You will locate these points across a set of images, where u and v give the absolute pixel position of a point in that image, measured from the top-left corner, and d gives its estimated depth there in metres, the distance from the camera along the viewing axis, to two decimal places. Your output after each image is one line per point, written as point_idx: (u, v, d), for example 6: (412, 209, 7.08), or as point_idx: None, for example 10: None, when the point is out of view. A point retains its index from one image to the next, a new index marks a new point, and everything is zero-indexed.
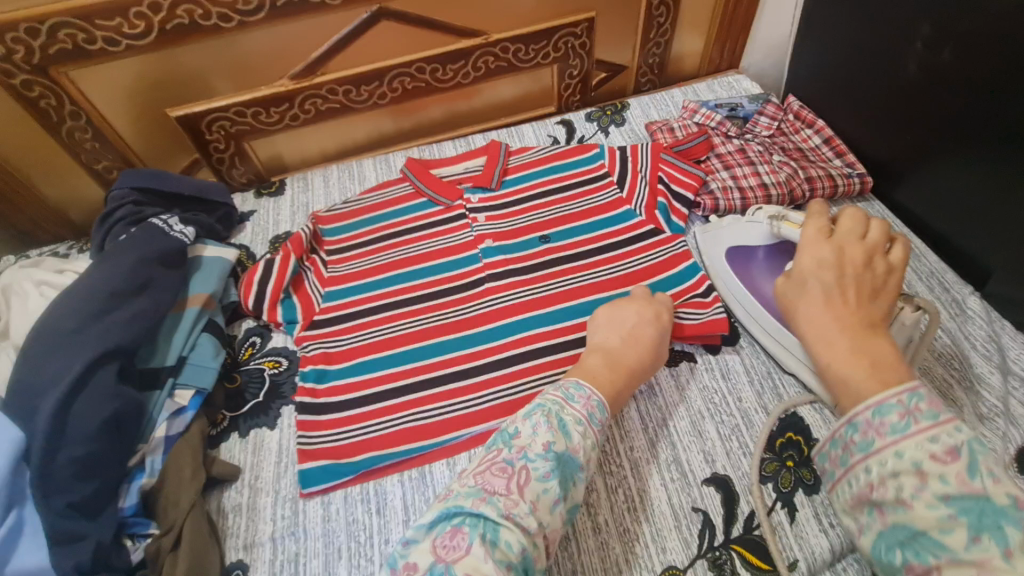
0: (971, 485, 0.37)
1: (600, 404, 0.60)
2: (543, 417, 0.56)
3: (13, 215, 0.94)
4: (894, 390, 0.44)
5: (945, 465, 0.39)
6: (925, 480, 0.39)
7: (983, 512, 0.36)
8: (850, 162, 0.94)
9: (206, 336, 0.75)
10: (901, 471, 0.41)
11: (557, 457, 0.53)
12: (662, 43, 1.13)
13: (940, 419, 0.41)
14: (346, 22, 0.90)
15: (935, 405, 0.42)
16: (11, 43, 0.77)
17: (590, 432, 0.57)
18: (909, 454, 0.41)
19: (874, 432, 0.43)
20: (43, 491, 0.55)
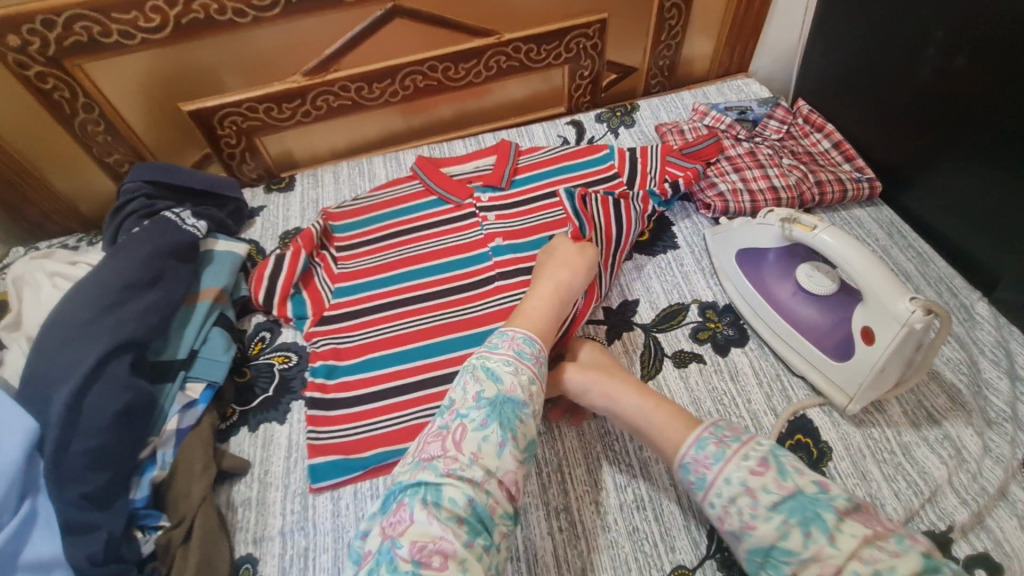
0: (786, 487, 0.51)
1: (524, 338, 0.62)
2: (469, 373, 0.58)
3: (24, 207, 0.94)
4: (700, 428, 0.58)
5: (762, 475, 0.52)
6: (755, 496, 0.51)
7: (804, 508, 0.49)
8: (860, 166, 0.95)
9: (217, 330, 0.75)
10: (735, 494, 0.52)
11: (489, 403, 0.54)
12: (673, 46, 1.13)
13: (742, 441, 0.55)
14: (360, 19, 0.90)
15: (732, 430, 0.57)
16: (27, 35, 0.77)
17: (522, 369, 0.58)
18: (735, 477, 0.53)
19: (703, 468, 0.55)
20: (57, 481, 0.55)
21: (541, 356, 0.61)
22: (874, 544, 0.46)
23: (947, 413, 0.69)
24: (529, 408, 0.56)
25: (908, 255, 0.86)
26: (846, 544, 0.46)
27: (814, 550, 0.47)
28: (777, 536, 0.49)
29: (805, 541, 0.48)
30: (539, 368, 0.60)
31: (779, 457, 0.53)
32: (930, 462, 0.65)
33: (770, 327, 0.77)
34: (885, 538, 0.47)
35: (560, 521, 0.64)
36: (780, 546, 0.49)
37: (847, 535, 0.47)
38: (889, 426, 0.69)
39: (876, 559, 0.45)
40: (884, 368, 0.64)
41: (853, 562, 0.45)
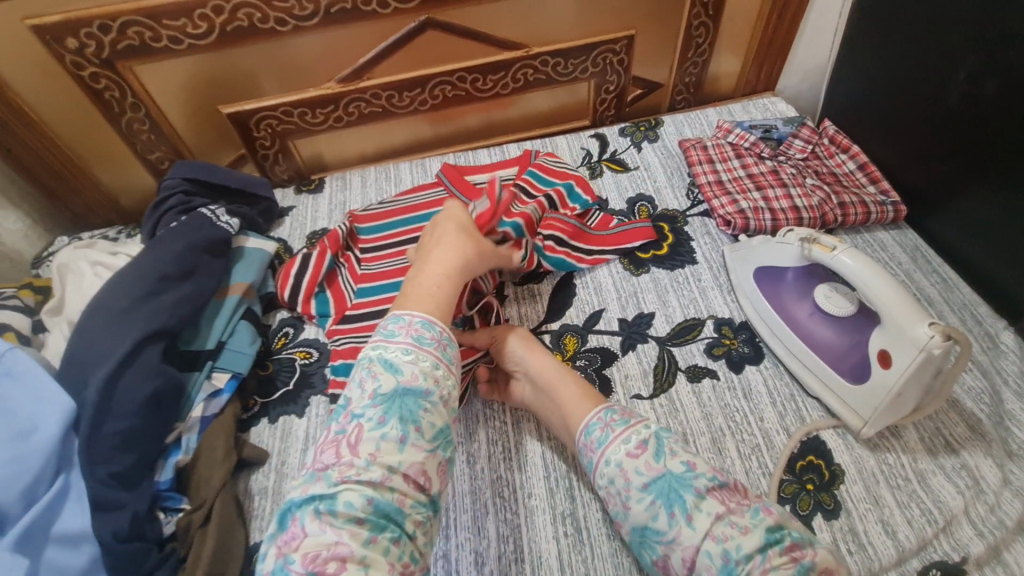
0: (655, 469, 0.54)
1: (423, 321, 0.61)
2: (365, 370, 0.57)
3: (70, 198, 0.99)
4: (597, 409, 0.63)
5: (637, 458, 0.56)
6: (629, 478, 0.55)
7: (670, 489, 0.53)
8: (885, 189, 0.94)
9: (244, 323, 0.78)
10: (613, 475, 0.57)
11: (384, 400, 0.54)
12: (700, 63, 1.14)
13: (627, 425, 0.59)
14: (395, 30, 0.93)
15: (622, 415, 0.61)
16: (84, 38, 0.82)
17: (423, 355, 0.58)
18: (613, 459, 0.57)
19: (591, 452, 0.60)
20: (90, 459, 0.58)
21: (443, 338, 0.61)
22: (728, 521, 0.49)
23: (966, 443, 0.68)
24: (433, 396, 0.57)
25: (932, 280, 0.85)
26: (701, 524, 0.50)
27: (675, 530, 0.51)
28: (646, 517, 0.53)
29: (669, 521, 0.52)
30: (441, 351, 0.60)
31: (659, 440, 0.57)
32: (946, 491, 0.64)
33: (785, 344, 0.76)
34: (742, 513, 0.50)
35: (566, 527, 0.64)
36: (651, 526, 0.53)
37: (703, 514, 0.50)
38: (903, 451, 0.68)
39: (727, 536, 0.48)
40: (902, 393, 0.64)
41: (706, 542, 0.49)
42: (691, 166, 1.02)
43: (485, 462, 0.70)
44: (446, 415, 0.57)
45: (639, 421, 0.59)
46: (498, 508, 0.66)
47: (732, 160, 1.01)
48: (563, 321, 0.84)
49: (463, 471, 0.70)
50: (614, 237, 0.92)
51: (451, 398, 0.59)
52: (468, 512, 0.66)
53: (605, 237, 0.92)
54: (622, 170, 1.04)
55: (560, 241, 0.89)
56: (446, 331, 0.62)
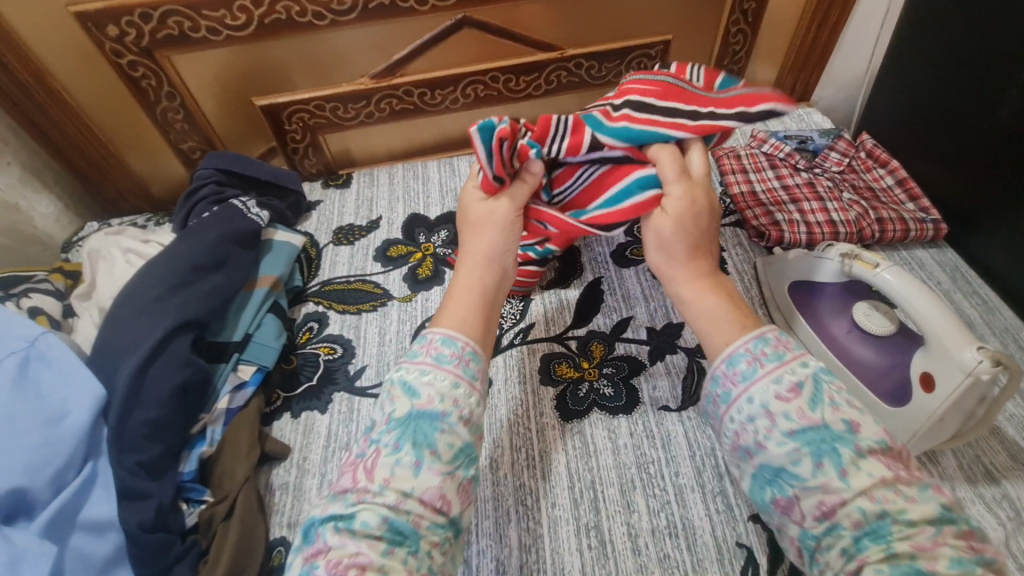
0: (811, 418, 0.45)
1: (444, 338, 0.56)
2: (385, 393, 0.54)
3: (103, 185, 1.01)
4: (744, 339, 0.52)
5: (788, 402, 0.46)
6: (774, 420, 0.46)
7: (823, 441, 0.44)
8: (925, 206, 0.91)
9: (271, 317, 0.78)
10: (754, 414, 0.48)
11: (399, 424, 0.50)
12: (735, 71, 1.12)
13: (780, 362, 0.49)
14: (430, 28, 0.93)
15: (776, 347, 0.50)
16: (125, 27, 0.83)
17: (442, 374, 0.53)
18: (758, 398, 0.48)
19: (731, 384, 0.50)
20: (118, 448, 0.58)
21: (465, 354, 0.56)
22: (892, 486, 0.42)
23: (1007, 472, 0.65)
24: (452, 417, 0.51)
25: (972, 302, 0.82)
26: (859, 481, 0.42)
27: (821, 479, 0.43)
28: (785, 461, 0.45)
29: (814, 470, 0.43)
30: (462, 368, 0.55)
31: (816, 384, 0.47)
32: (986, 522, 0.62)
33: (819, 363, 0.75)
34: (908, 482, 0.42)
35: (590, 538, 0.63)
36: (789, 470, 0.45)
37: (862, 471, 0.42)
38: (942, 479, 0.66)
39: (887, 499, 0.41)
40: (946, 418, 0.61)
41: (859, 498, 0.42)
42: (723, 175, 1.00)
43: (509, 469, 0.69)
44: (468, 434, 0.52)
45: (795, 359, 0.49)
46: (520, 517, 0.65)
47: (766, 171, 0.99)
48: (589, 328, 0.83)
49: (486, 476, 0.69)
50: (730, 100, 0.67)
51: (474, 416, 0.54)
52: (490, 518, 0.65)
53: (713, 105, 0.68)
54: None
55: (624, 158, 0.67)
56: (470, 345, 0.57)
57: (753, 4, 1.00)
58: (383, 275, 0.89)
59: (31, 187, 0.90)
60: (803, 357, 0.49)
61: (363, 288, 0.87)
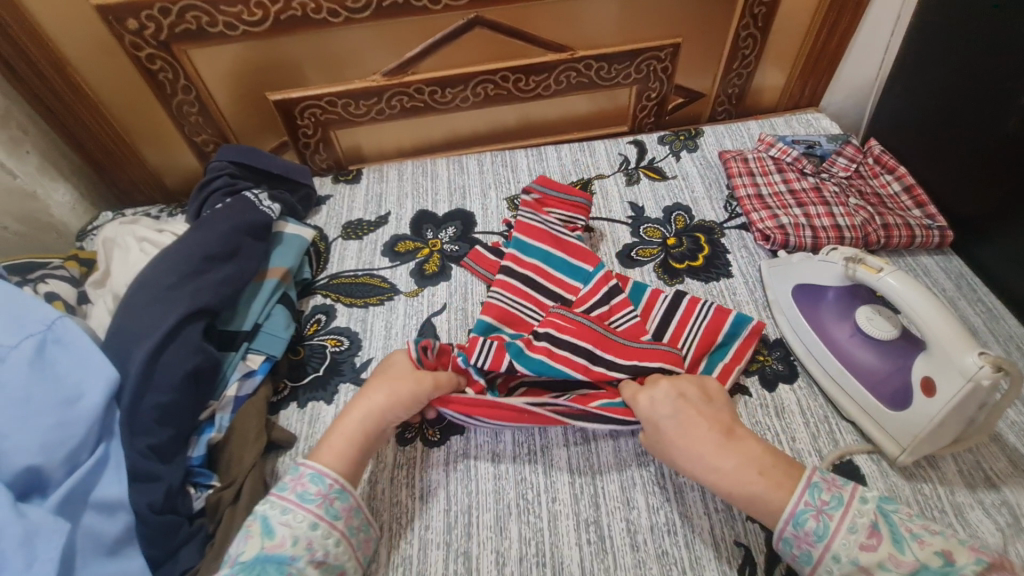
0: (905, 562, 0.50)
1: (313, 474, 0.59)
2: (244, 529, 0.56)
3: (118, 175, 1.03)
4: (797, 494, 0.56)
5: (875, 551, 0.52)
6: (872, 575, 0.51)
7: None
8: (931, 213, 0.92)
9: (280, 308, 0.79)
10: (849, 572, 0.52)
11: (242, 568, 0.53)
12: (744, 75, 1.12)
13: (845, 507, 0.54)
14: (443, 27, 0.95)
15: (829, 492, 0.56)
16: (144, 20, 0.84)
17: (302, 514, 0.56)
18: (846, 555, 0.53)
19: (807, 543, 0.54)
20: (131, 431, 0.59)
21: (331, 491, 0.58)
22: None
23: (1007, 479, 0.66)
24: (300, 560, 0.54)
25: (976, 309, 0.82)
26: None
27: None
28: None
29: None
30: (325, 508, 0.57)
31: (887, 523, 0.53)
32: (984, 527, 0.62)
33: (820, 365, 0.75)
34: None
35: (589, 534, 0.64)
36: None
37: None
38: (941, 484, 0.66)
39: None
40: (946, 422, 0.62)
41: None
42: (730, 178, 1.00)
43: (511, 463, 0.70)
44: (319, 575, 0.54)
45: (853, 498, 0.55)
46: (521, 510, 0.66)
47: (773, 174, 1.00)
48: None
49: (487, 470, 0.69)
50: (640, 351, 0.72)
51: (331, 554, 0.56)
52: (491, 511, 0.66)
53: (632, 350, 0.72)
54: (659, 178, 1.03)
55: (576, 349, 0.72)
56: (337, 482, 0.59)
57: (763, 9, 1.01)
58: (390, 270, 0.90)
59: (49, 176, 0.92)
60: (859, 493, 0.55)
61: (370, 282, 0.89)
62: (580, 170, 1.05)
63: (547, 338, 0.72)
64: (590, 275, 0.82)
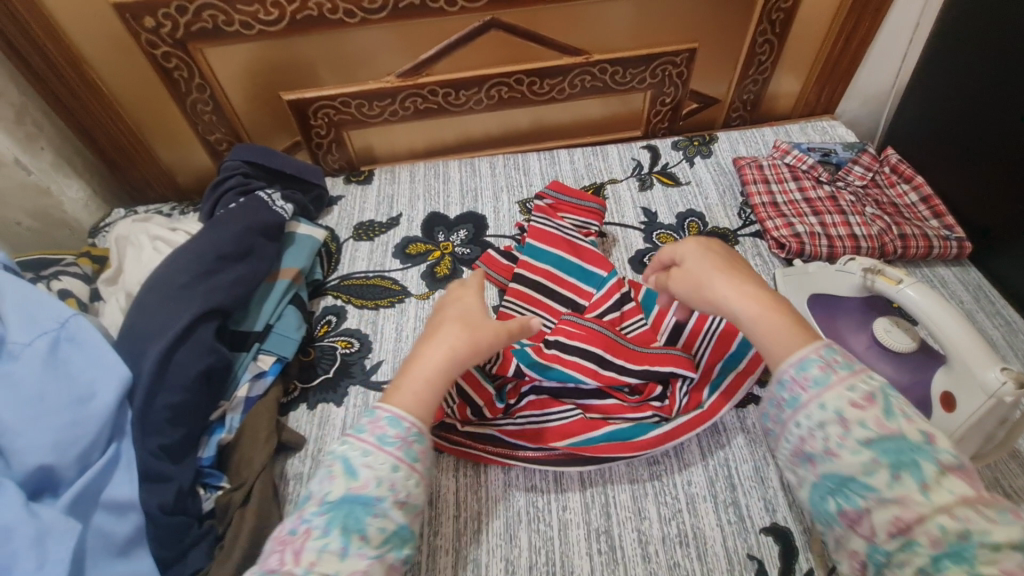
0: (887, 428, 0.46)
1: (391, 417, 0.53)
2: (326, 469, 0.52)
3: (130, 172, 1.03)
4: (813, 346, 0.51)
5: (864, 410, 0.47)
6: (848, 427, 0.46)
7: (901, 451, 0.45)
8: (949, 224, 0.90)
9: (292, 308, 0.79)
10: (826, 420, 0.47)
11: (331, 508, 0.49)
12: (760, 81, 1.11)
13: (854, 370, 0.49)
14: (459, 29, 0.94)
15: (845, 357, 0.50)
16: (161, 19, 0.84)
17: (383, 457, 0.51)
18: (833, 404, 0.47)
19: (799, 388, 0.50)
20: (142, 430, 0.59)
21: (410, 435, 0.53)
22: (973, 506, 0.42)
23: None
24: (387, 502, 0.50)
25: (995, 322, 0.81)
26: (940, 498, 0.42)
27: (896, 491, 0.43)
28: (863, 473, 0.45)
29: (890, 482, 0.44)
30: (406, 451, 0.52)
31: (888, 396, 0.48)
32: None
33: None
34: (990, 505, 0.42)
35: (600, 543, 0.63)
36: (861, 481, 0.45)
37: (942, 487, 0.43)
38: None
39: (971, 519, 0.41)
40: (965, 437, 0.61)
41: (941, 517, 0.41)
42: (745, 184, 0.99)
43: (521, 471, 0.69)
44: (403, 517, 0.50)
45: (865, 369, 0.50)
46: (530, 518, 0.65)
47: (788, 182, 0.99)
48: None
49: (497, 477, 0.69)
50: (651, 357, 0.72)
51: (414, 497, 0.52)
52: (501, 518, 0.66)
53: (644, 354, 0.72)
54: (672, 184, 1.02)
55: (587, 354, 0.71)
56: (416, 425, 0.54)
57: (781, 14, 1.00)
58: (401, 271, 0.90)
59: (63, 173, 0.92)
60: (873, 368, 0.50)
61: (381, 284, 0.88)
62: (592, 174, 1.05)
63: (557, 345, 0.72)
64: (604, 280, 0.82)
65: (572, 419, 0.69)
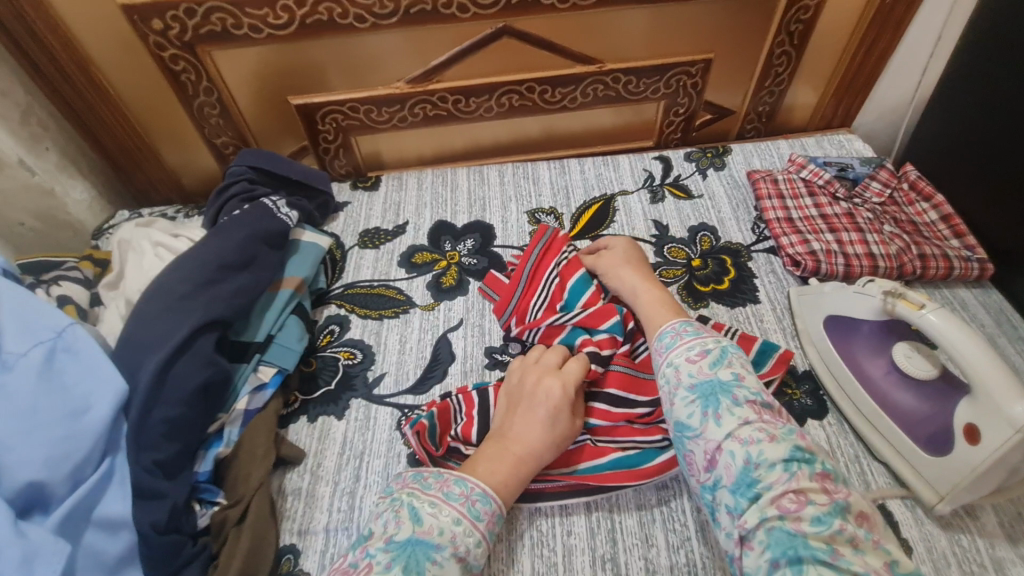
0: (706, 373, 0.58)
1: (457, 478, 0.57)
2: (391, 513, 0.55)
3: (135, 174, 1.02)
4: (674, 322, 0.66)
5: (693, 363, 0.60)
6: (680, 379, 0.60)
7: (712, 392, 0.57)
8: (970, 244, 0.88)
9: (294, 318, 0.77)
10: (667, 374, 0.61)
11: (398, 547, 0.51)
12: (776, 93, 1.09)
13: (697, 336, 0.63)
14: (471, 36, 0.93)
15: (694, 327, 0.64)
16: (169, 21, 0.83)
17: (447, 510, 0.54)
18: (673, 361, 0.61)
19: (658, 354, 0.64)
20: (137, 445, 0.57)
21: (474, 493, 0.56)
22: (757, 428, 0.54)
23: None
24: (447, 551, 0.52)
25: (1018, 347, 0.79)
26: (728, 424, 0.54)
27: (704, 426, 0.56)
28: (683, 413, 0.57)
29: (701, 419, 0.56)
30: (469, 507, 0.55)
31: (721, 351, 0.60)
32: None
33: (852, 402, 0.72)
34: (775, 428, 0.54)
35: (605, 572, 0.61)
36: (684, 423, 0.57)
37: (733, 416, 0.55)
38: (980, 536, 0.62)
39: (750, 439, 0.53)
40: (988, 473, 0.58)
41: (730, 442, 0.54)
42: (759, 199, 0.97)
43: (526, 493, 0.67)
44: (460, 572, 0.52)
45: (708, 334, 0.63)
46: (534, 542, 0.63)
47: (804, 198, 0.96)
48: None
49: None
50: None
51: (470, 556, 0.53)
52: (503, 542, 0.63)
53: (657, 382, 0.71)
54: (684, 197, 1.00)
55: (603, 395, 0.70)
56: (480, 485, 0.57)
57: (800, 26, 0.98)
58: (406, 281, 0.88)
59: (68, 174, 0.91)
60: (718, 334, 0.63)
61: (385, 294, 0.86)
62: (603, 185, 1.03)
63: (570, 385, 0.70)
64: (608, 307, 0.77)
65: (576, 446, 0.67)
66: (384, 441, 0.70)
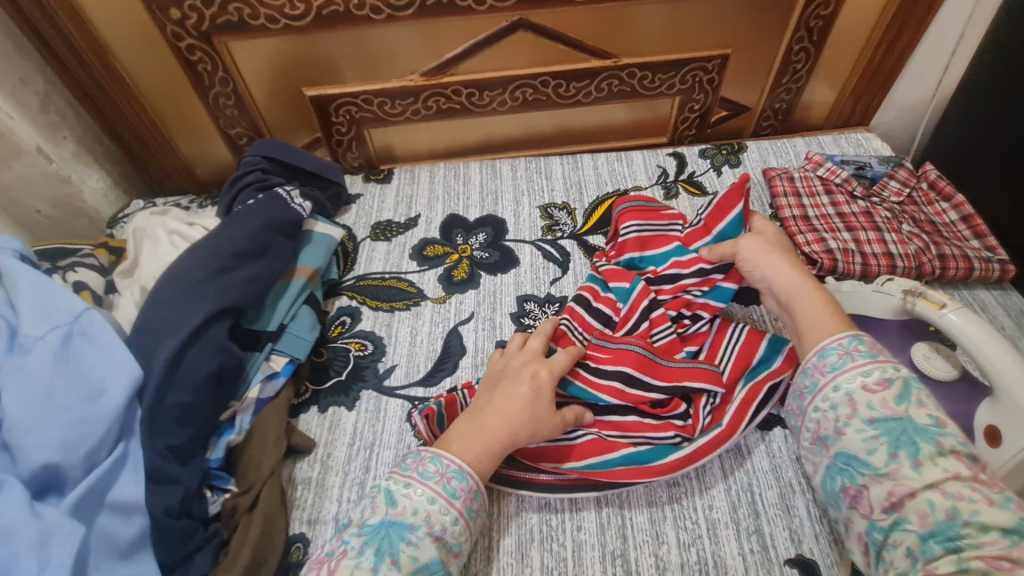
0: (894, 409, 0.53)
1: (432, 456, 0.57)
2: (370, 499, 0.56)
3: (149, 164, 1.03)
4: (839, 335, 0.60)
5: (873, 393, 0.54)
6: (858, 409, 0.55)
7: (903, 433, 0.52)
8: (991, 246, 0.86)
9: (306, 309, 0.77)
10: (838, 400, 0.56)
11: (370, 531, 0.52)
12: (794, 90, 1.08)
13: (873, 359, 0.57)
14: (486, 28, 0.92)
15: (868, 347, 0.58)
16: (187, 11, 0.84)
17: (420, 490, 0.54)
18: (844, 386, 0.56)
19: (819, 374, 0.59)
20: (150, 430, 0.58)
21: (449, 470, 0.56)
22: (965, 482, 0.48)
23: None
24: (421, 530, 0.52)
25: None
26: (930, 473, 0.49)
27: (892, 466, 0.51)
28: (862, 447, 0.53)
29: (887, 458, 0.51)
30: (443, 485, 0.55)
31: (906, 385, 0.54)
32: None
33: None
34: (988, 487, 0.48)
35: (614, 567, 0.61)
36: (863, 457, 0.53)
37: (937, 466, 0.49)
38: None
39: (959, 492, 0.47)
40: (1010, 476, 0.58)
41: (928, 490, 0.48)
42: (775, 197, 0.96)
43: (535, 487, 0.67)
44: (435, 549, 0.52)
45: (888, 361, 0.57)
46: (543, 537, 0.63)
47: (821, 196, 0.95)
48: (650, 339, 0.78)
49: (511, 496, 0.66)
50: (680, 372, 0.69)
51: (450, 535, 0.53)
52: (512, 535, 0.63)
53: (673, 370, 0.69)
54: (699, 194, 0.99)
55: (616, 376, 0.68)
56: (456, 461, 0.56)
57: (820, 22, 0.97)
58: (418, 274, 0.88)
59: (84, 162, 0.92)
60: (897, 361, 0.57)
61: (397, 286, 0.86)
62: (616, 181, 1.02)
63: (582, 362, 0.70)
64: (627, 291, 0.77)
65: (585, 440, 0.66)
66: (394, 433, 0.70)
